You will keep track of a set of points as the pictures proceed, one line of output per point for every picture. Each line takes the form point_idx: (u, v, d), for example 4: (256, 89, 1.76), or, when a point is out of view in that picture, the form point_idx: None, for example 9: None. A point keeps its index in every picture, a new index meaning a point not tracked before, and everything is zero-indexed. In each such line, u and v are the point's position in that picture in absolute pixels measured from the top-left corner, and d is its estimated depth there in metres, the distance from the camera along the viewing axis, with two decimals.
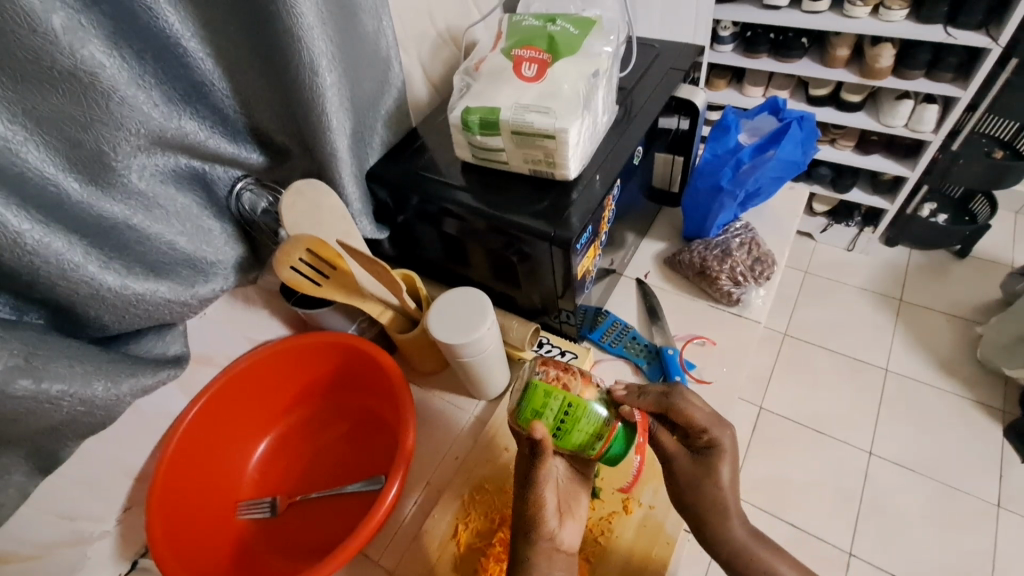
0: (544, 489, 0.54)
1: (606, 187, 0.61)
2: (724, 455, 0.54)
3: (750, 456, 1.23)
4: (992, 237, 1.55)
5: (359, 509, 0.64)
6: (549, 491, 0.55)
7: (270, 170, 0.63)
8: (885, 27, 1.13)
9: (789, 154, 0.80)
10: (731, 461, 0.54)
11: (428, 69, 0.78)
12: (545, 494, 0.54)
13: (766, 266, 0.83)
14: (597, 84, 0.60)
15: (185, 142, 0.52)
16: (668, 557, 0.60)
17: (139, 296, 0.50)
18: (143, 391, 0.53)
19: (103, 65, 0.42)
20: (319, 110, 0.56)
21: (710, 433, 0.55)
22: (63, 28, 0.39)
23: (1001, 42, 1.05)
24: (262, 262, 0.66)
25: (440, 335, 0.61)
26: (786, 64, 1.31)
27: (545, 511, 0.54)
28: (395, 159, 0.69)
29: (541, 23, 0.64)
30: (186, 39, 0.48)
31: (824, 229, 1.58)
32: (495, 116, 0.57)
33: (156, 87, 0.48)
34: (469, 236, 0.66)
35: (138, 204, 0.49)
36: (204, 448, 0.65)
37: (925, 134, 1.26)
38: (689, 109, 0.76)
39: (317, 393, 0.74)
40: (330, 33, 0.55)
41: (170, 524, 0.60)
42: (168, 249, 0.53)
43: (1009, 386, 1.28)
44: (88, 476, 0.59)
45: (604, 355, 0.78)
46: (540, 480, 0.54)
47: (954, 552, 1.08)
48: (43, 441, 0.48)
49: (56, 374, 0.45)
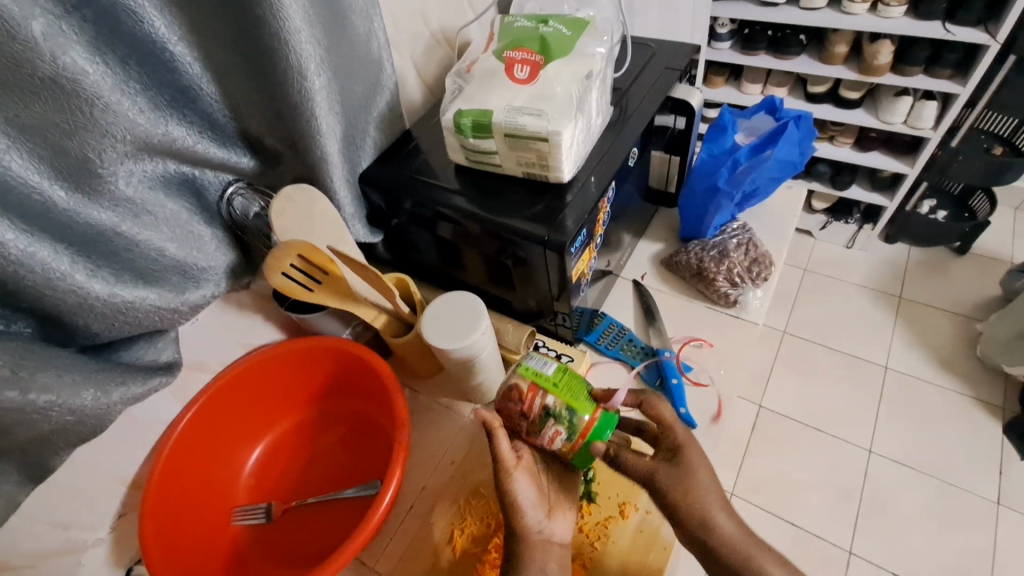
0: (517, 480, 0.54)
1: (600, 189, 0.61)
2: (697, 460, 0.55)
3: (750, 455, 1.22)
4: (991, 234, 1.54)
5: (355, 516, 0.64)
6: (524, 482, 0.55)
7: (261, 175, 0.62)
8: (884, 23, 1.12)
9: (786, 154, 0.79)
10: (706, 466, 0.55)
11: (421, 70, 0.77)
12: (518, 485, 0.54)
13: (764, 267, 0.83)
14: (591, 86, 0.59)
15: (173, 147, 0.51)
16: (663, 563, 0.59)
17: (128, 304, 0.50)
18: (134, 399, 0.53)
19: (85, 71, 0.42)
20: (309, 114, 0.56)
21: (678, 435, 0.56)
22: (43, 35, 0.38)
23: (1000, 38, 1.04)
24: (255, 267, 0.65)
25: (433, 342, 0.61)
26: (784, 62, 1.30)
27: (523, 506, 0.54)
28: (388, 162, 0.69)
29: (534, 23, 0.64)
30: (172, 44, 0.47)
31: (824, 226, 1.56)
32: (488, 119, 0.56)
33: (141, 93, 0.47)
34: (464, 240, 0.65)
35: (126, 212, 0.49)
36: (196, 454, 0.65)
37: (925, 131, 1.25)
38: (685, 109, 0.74)
39: (310, 397, 0.73)
40: (319, 35, 0.54)
41: (163, 532, 0.59)
42: (158, 255, 0.52)
43: (1009, 383, 1.27)
44: (80, 483, 0.59)
45: (601, 358, 0.77)
46: (510, 473, 0.54)
47: (955, 552, 1.08)
48: (34, 452, 0.47)
49: (43, 384, 0.45)
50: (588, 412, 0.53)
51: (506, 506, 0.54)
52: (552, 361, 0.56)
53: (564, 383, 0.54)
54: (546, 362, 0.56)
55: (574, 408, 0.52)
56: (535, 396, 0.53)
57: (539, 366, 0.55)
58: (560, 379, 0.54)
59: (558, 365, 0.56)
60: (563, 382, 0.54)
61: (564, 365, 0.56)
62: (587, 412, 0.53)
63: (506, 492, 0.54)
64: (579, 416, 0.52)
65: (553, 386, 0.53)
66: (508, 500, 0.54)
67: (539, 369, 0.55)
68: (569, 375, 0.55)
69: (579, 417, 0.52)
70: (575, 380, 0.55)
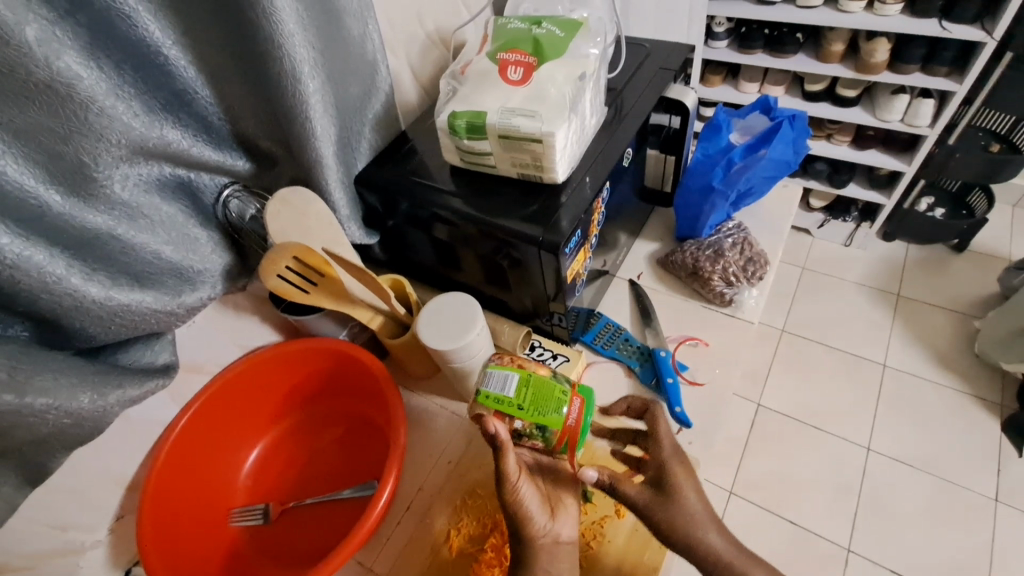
0: (521, 485, 0.53)
1: (595, 189, 0.61)
2: (682, 476, 0.54)
3: (749, 453, 1.23)
4: (989, 231, 1.54)
5: (353, 517, 0.64)
6: (528, 487, 0.54)
7: (257, 176, 0.63)
8: (881, 21, 1.12)
9: (780, 154, 0.79)
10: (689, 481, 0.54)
11: (417, 71, 0.78)
12: (522, 492, 0.53)
13: (759, 265, 0.83)
14: (584, 86, 0.59)
15: (168, 151, 0.51)
16: (659, 561, 0.60)
17: (124, 307, 0.50)
18: (130, 402, 0.53)
19: (80, 76, 0.42)
20: (303, 117, 0.56)
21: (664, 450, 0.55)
22: (38, 40, 0.39)
23: (996, 35, 1.04)
24: (251, 268, 0.65)
25: (428, 342, 0.61)
26: (781, 60, 1.30)
27: (528, 510, 0.53)
28: (384, 164, 0.69)
29: (527, 25, 0.64)
30: (166, 48, 0.47)
31: (822, 225, 1.56)
32: (482, 120, 0.57)
33: (136, 97, 0.48)
34: (459, 241, 0.65)
35: (122, 215, 0.49)
36: (194, 455, 0.65)
37: (922, 129, 1.25)
38: (679, 108, 0.75)
39: (308, 397, 0.74)
40: (312, 38, 0.55)
41: (161, 534, 0.59)
42: (154, 258, 0.52)
43: (1007, 380, 1.27)
44: (77, 484, 0.59)
45: (597, 358, 0.78)
46: (513, 479, 0.53)
47: (952, 548, 1.08)
48: (30, 453, 0.47)
49: (40, 388, 0.45)
50: (560, 425, 0.54)
51: (514, 515, 0.53)
52: (512, 375, 0.56)
53: (529, 402, 0.54)
54: (507, 381, 0.56)
55: (545, 425, 0.54)
56: (503, 423, 0.54)
57: (499, 389, 0.55)
58: (523, 398, 0.54)
59: (519, 379, 0.55)
60: (527, 401, 0.54)
61: (526, 372, 0.56)
62: (561, 424, 0.54)
63: (514, 503, 0.53)
64: (552, 431, 0.54)
65: (518, 410, 0.54)
66: (513, 508, 0.53)
67: (500, 394, 0.55)
68: (533, 388, 0.55)
69: (551, 433, 0.54)
70: (539, 393, 0.55)
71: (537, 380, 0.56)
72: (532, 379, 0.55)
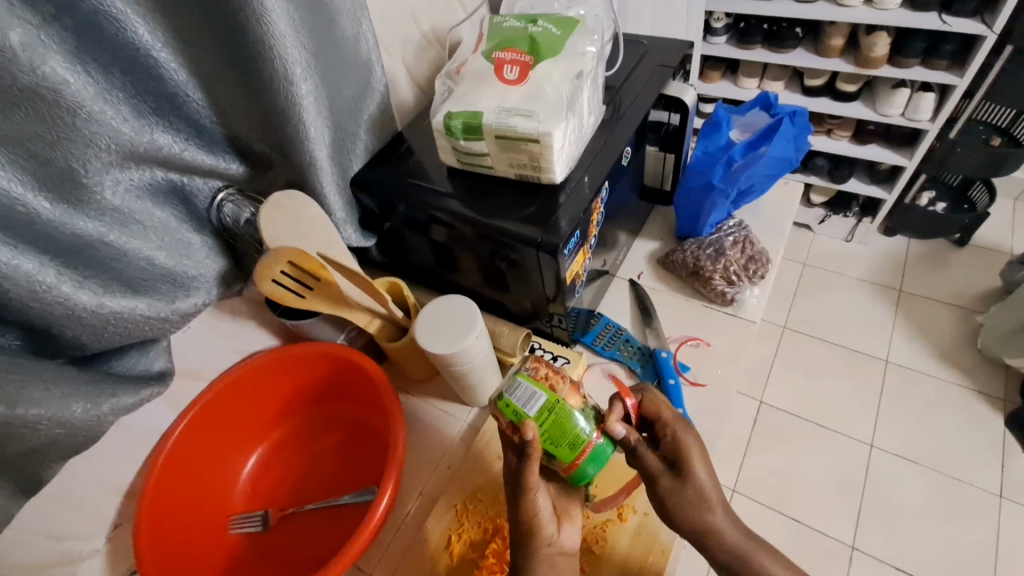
0: (538, 493, 0.52)
1: (594, 189, 0.60)
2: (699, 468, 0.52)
3: (751, 449, 1.22)
4: (991, 226, 1.53)
5: (352, 523, 0.63)
6: (542, 496, 0.53)
7: (252, 179, 0.62)
8: (880, 15, 1.11)
9: (781, 151, 0.78)
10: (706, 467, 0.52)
11: (413, 71, 0.77)
12: (538, 499, 0.52)
13: (761, 264, 0.82)
14: (581, 85, 0.58)
15: (160, 155, 0.50)
16: (662, 566, 0.59)
17: (116, 315, 0.49)
18: (125, 410, 0.52)
19: (67, 81, 0.41)
20: (295, 118, 0.55)
21: (672, 428, 0.53)
22: (22, 45, 0.38)
23: (997, 28, 1.03)
24: (246, 273, 0.64)
25: (428, 347, 0.60)
26: (780, 55, 1.29)
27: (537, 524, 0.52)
28: (380, 166, 0.68)
29: (523, 23, 0.63)
30: (155, 50, 0.47)
31: (823, 220, 1.56)
32: (478, 120, 0.56)
33: (124, 101, 0.47)
34: (457, 243, 0.64)
35: (113, 221, 0.48)
36: (191, 463, 0.64)
37: (924, 123, 1.24)
38: (679, 106, 0.74)
39: (308, 402, 0.73)
40: (304, 39, 0.54)
41: (159, 543, 0.58)
42: (147, 264, 0.52)
43: (1010, 375, 1.26)
44: (73, 493, 0.58)
45: (597, 359, 0.77)
46: (533, 488, 0.52)
47: (955, 543, 1.07)
48: (23, 465, 0.47)
49: (31, 398, 0.44)
50: (568, 459, 0.50)
51: (523, 521, 0.53)
52: (540, 396, 0.49)
53: (545, 431, 0.49)
54: (532, 399, 0.49)
55: (554, 454, 0.50)
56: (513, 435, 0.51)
57: (521, 403, 0.49)
58: (543, 423, 0.49)
59: (544, 402, 0.49)
60: (545, 428, 0.49)
61: (556, 397, 0.49)
62: (571, 458, 0.50)
63: (526, 507, 0.52)
64: (559, 461, 0.50)
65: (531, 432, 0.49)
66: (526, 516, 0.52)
67: (520, 409, 0.49)
68: (555, 417, 0.49)
69: (557, 462, 0.50)
70: (561, 423, 0.49)
71: (564, 408, 0.49)
72: (558, 407, 0.49)
